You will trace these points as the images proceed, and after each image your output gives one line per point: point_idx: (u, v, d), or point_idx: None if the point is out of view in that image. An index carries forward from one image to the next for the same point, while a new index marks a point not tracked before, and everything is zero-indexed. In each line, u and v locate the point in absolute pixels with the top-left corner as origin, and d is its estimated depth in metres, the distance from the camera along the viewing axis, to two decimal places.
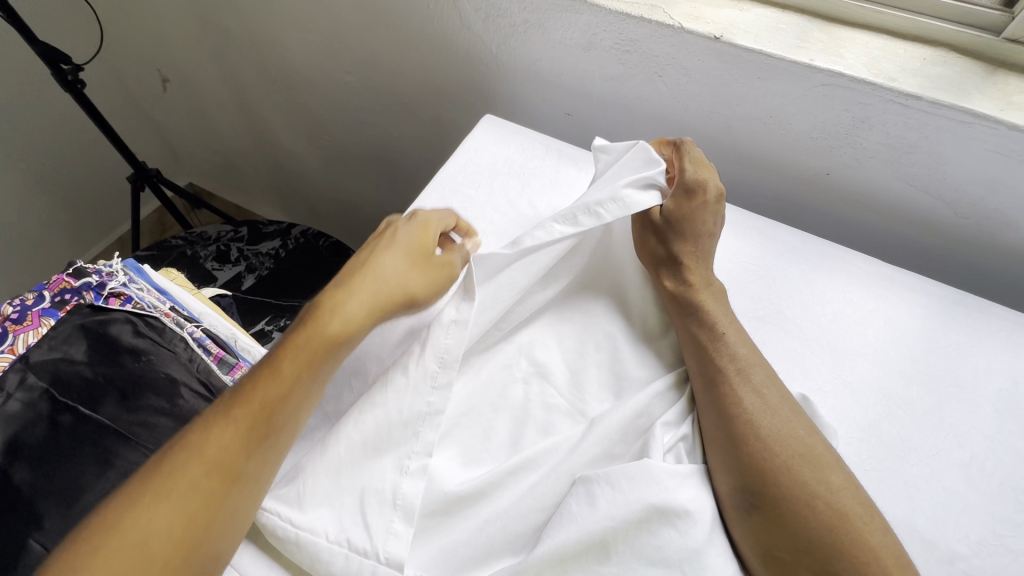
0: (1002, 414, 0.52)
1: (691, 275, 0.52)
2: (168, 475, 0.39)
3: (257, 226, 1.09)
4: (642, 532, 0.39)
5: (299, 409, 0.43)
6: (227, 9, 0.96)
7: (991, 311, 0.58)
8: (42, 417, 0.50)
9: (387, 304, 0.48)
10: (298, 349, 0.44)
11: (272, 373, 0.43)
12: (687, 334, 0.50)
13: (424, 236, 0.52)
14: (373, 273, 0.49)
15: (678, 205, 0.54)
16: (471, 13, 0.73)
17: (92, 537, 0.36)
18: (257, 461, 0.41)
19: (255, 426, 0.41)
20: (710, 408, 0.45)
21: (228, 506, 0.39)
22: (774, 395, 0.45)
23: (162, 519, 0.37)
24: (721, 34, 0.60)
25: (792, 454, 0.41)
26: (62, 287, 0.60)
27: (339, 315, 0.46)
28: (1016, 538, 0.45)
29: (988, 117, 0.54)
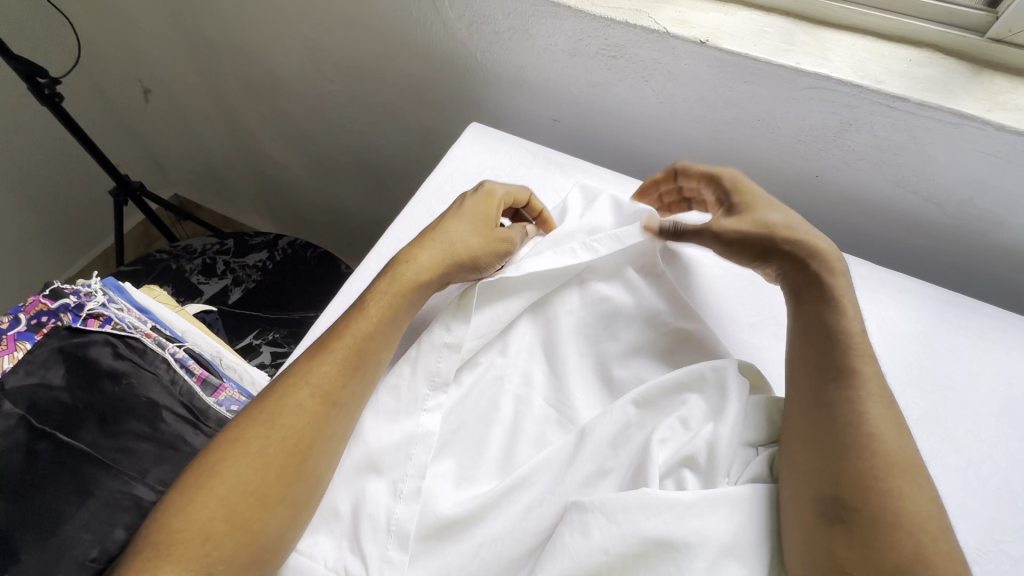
0: (997, 416, 0.51)
1: (821, 252, 0.49)
2: (282, 394, 0.45)
3: (243, 238, 1.08)
4: (639, 566, 0.38)
5: (380, 349, 0.49)
6: (207, 17, 0.94)
7: (981, 311, 0.58)
8: (19, 446, 0.48)
9: (450, 262, 0.53)
10: (381, 291, 0.51)
11: (361, 315, 0.50)
12: (817, 321, 0.47)
13: (485, 197, 0.58)
14: (439, 229, 0.55)
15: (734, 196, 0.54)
16: (455, 20, 0.72)
17: (224, 441, 0.43)
18: (351, 388, 0.47)
19: (346, 361, 0.47)
20: (831, 408, 0.43)
21: (326, 427, 0.45)
22: (894, 413, 0.43)
23: (277, 434, 0.43)
24: (707, 38, 0.60)
25: (907, 478, 0.40)
26: (38, 309, 0.58)
27: (411, 264, 0.52)
28: (1015, 544, 0.45)
29: (975, 117, 0.54)
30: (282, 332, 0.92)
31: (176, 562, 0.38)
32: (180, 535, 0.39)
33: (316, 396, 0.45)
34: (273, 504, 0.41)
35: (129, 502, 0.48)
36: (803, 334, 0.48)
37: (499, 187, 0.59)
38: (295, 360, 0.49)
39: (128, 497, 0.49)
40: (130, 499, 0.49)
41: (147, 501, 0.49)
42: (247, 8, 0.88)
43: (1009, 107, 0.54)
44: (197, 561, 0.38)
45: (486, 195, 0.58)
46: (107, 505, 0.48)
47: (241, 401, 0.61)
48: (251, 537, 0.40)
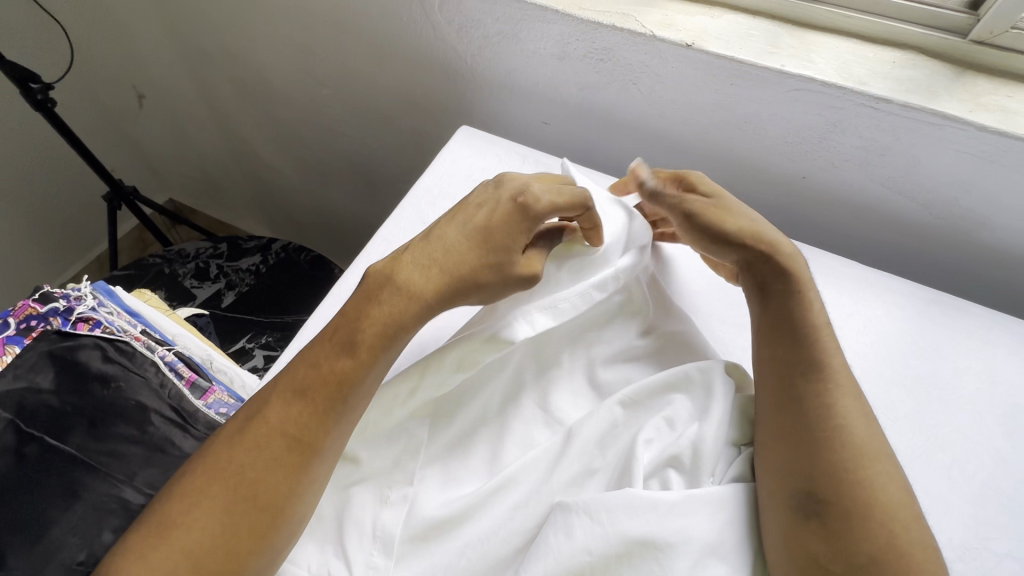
0: (981, 413, 0.52)
1: (772, 241, 0.49)
2: (255, 439, 0.41)
3: (236, 242, 1.08)
4: (623, 566, 0.39)
5: (362, 389, 0.44)
6: (199, 21, 0.94)
7: (966, 310, 0.58)
8: (8, 449, 0.48)
9: (450, 281, 0.45)
10: (365, 320, 0.44)
11: (346, 354, 0.43)
12: (780, 315, 0.48)
13: (514, 212, 0.47)
14: (454, 248, 0.46)
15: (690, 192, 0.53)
16: (444, 24, 0.73)
17: (193, 485, 0.41)
18: (331, 434, 0.42)
19: (323, 406, 0.42)
20: (805, 401, 0.44)
21: (302, 478, 0.41)
22: (864, 404, 0.44)
23: (246, 488, 0.40)
24: (693, 42, 0.60)
25: (879, 468, 0.41)
26: (27, 313, 0.58)
27: (411, 293, 0.45)
28: (1000, 541, 0.45)
29: (958, 118, 0.55)
30: (275, 336, 0.92)
31: None
32: None
33: (290, 444, 0.41)
34: (244, 558, 0.39)
35: (117, 505, 0.48)
36: (770, 329, 0.48)
37: (538, 197, 0.47)
38: (267, 394, 0.43)
39: (115, 500, 0.49)
40: (118, 502, 0.49)
41: (135, 505, 0.49)
42: (239, 13, 0.88)
43: (991, 108, 0.55)
44: None
45: (521, 208, 0.47)
46: (95, 509, 0.48)
47: (230, 403, 0.61)
48: None
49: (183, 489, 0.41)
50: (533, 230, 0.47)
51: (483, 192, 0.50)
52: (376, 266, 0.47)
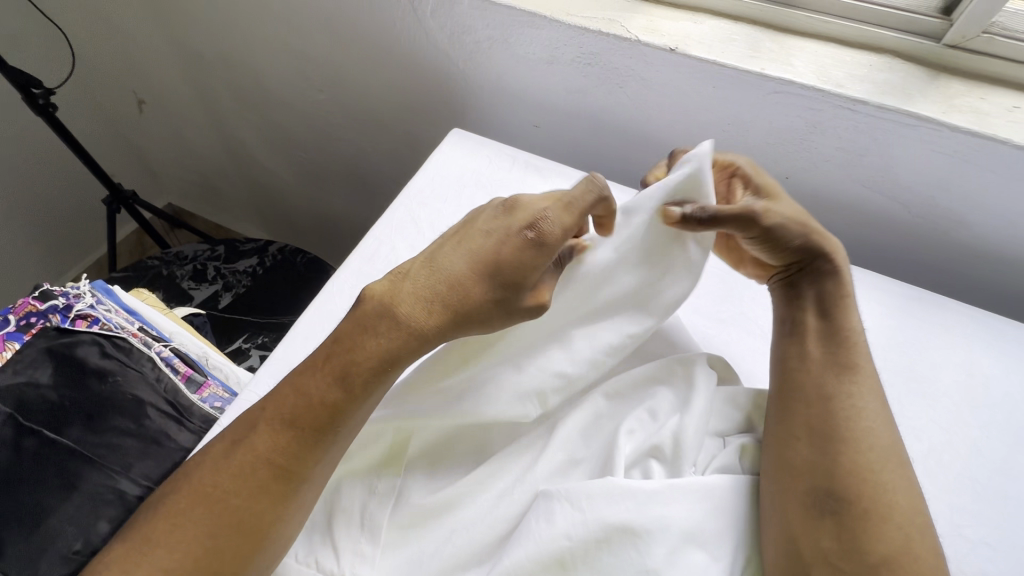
0: (958, 406, 0.53)
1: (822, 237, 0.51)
2: (241, 465, 0.41)
3: (234, 244, 1.09)
4: (602, 552, 0.40)
5: (354, 416, 0.42)
6: (198, 28, 0.96)
7: (944, 306, 0.60)
8: (6, 442, 0.50)
9: (455, 322, 0.43)
10: (363, 351, 0.42)
11: (338, 383, 0.42)
12: (828, 319, 0.49)
13: (529, 245, 0.43)
14: (460, 280, 0.43)
15: (754, 184, 0.53)
16: (436, 30, 0.75)
17: (180, 505, 0.41)
18: (318, 463, 0.42)
19: (312, 434, 0.41)
20: (836, 401, 0.46)
21: (288, 503, 0.41)
22: (885, 409, 0.46)
23: (230, 512, 0.40)
24: (676, 46, 0.62)
25: (896, 470, 0.43)
26: (27, 310, 0.60)
27: (410, 327, 0.42)
28: (973, 528, 0.47)
29: (932, 119, 0.56)
30: (271, 336, 0.93)
31: None
32: None
33: (277, 470, 0.41)
34: None
35: (112, 496, 0.49)
36: (817, 332, 0.49)
37: (553, 229, 0.44)
38: (256, 417, 0.43)
39: (111, 491, 0.50)
40: (113, 493, 0.50)
41: (130, 495, 0.50)
42: (238, 21, 0.90)
43: (964, 110, 0.57)
44: None
45: (535, 242, 0.43)
46: (90, 499, 0.49)
47: (226, 397, 0.61)
48: None
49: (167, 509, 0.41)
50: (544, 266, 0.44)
51: (493, 218, 0.46)
52: (375, 291, 0.44)
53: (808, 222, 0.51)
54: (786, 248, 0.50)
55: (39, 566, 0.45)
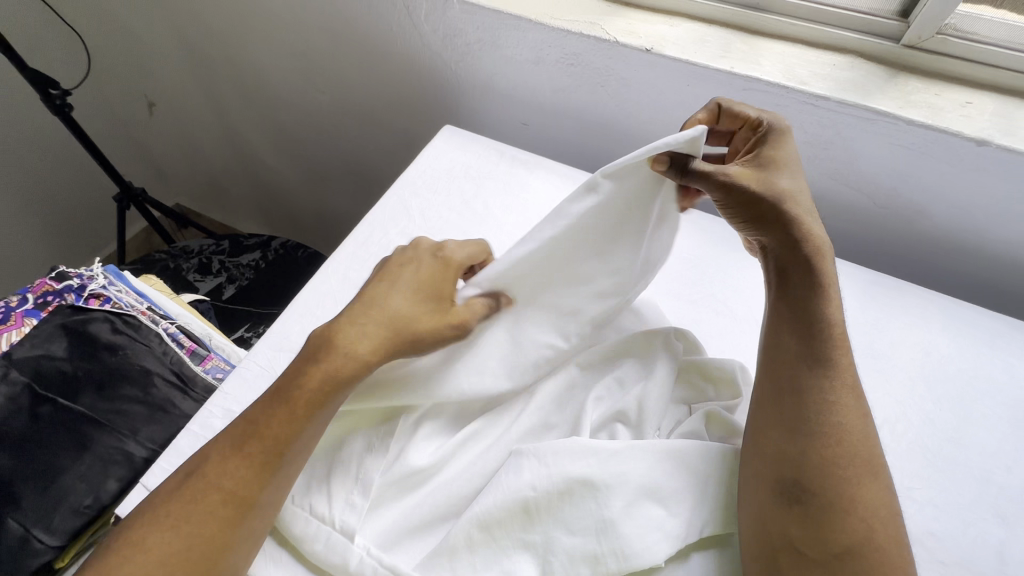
0: (914, 381, 0.57)
1: (808, 232, 0.49)
2: (194, 496, 0.43)
3: (238, 239, 1.14)
4: (564, 503, 0.44)
5: (304, 443, 0.46)
6: (207, 33, 1.02)
7: (904, 290, 0.63)
8: (24, 409, 0.54)
9: (392, 341, 0.48)
10: (309, 379, 0.46)
11: (284, 409, 0.45)
12: (808, 308, 0.48)
13: (441, 270, 0.53)
14: (387, 307, 0.49)
15: (764, 154, 0.51)
16: (430, 33, 0.79)
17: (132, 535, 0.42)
18: (270, 490, 0.44)
19: (265, 461, 0.44)
20: (810, 395, 0.45)
21: (241, 531, 0.43)
22: (861, 404, 0.46)
23: (182, 544, 0.41)
24: (652, 47, 0.66)
25: (866, 470, 0.43)
26: (45, 290, 0.64)
27: (353, 352, 0.47)
28: (922, 491, 0.50)
29: (889, 114, 0.60)
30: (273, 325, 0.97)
31: None
32: None
33: (230, 498, 0.43)
34: None
35: (121, 456, 0.54)
36: (786, 317, 0.48)
37: (455, 252, 0.54)
38: (208, 449, 0.45)
39: (120, 452, 0.54)
40: (122, 454, 0.54)
41: (137, 457, 0.54)
42: (245, 26, 0.95)
43: (919, 105, 0.61)
44: None
45: (441, 264, 0.53)
46: (101, 459, 0.53)
47: (226, 370, 0.64)
48: None
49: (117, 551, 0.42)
50: (452, 278, 0.52)
51: (402, 252, 0.54)
52: (318, 331, 0.49)
53: (793, 204, 0.49)
54: (759, 221, 0.49)
55: (53, 518, 0.50)
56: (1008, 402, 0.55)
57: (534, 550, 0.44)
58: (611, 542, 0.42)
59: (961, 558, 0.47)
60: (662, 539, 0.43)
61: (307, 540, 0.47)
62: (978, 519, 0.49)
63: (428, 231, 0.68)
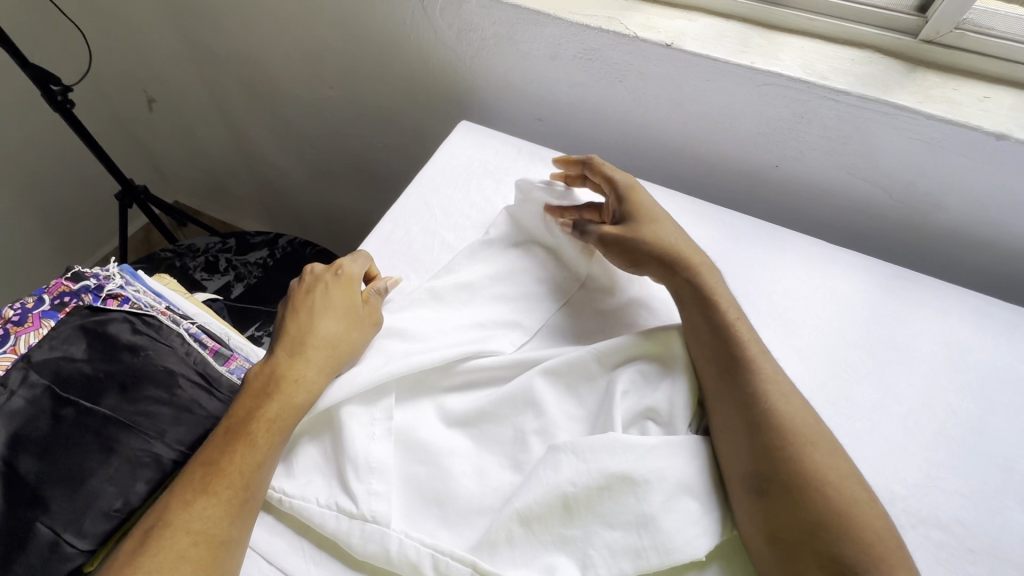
0: (935, 372, 0.58)
1: (691, 261, 0.55)
2: (156, 547, 0.42)
3: (244, 237, 1.13)
4: (602, 498, 0.44)
5: (267, 473, 0.48)
6: (210, 27, 1.00)
7: (924, 283, 0.64)
8: (46, 411, 0.53)
9: (332, 359, 0.53)
10: (256, 413, 0.49)
11: (242, 446, 0.47)
12: (705, 319, 0.52)
13: (347, 284, 0.58)
14: (311, 335, 0.54)
15: (626, 205, 0.59)
16: (444, 27, 0.79)
17: None
18: (240, 526, 0.45)
19: (233, 497, 0.45)
20: (734, 391, 0.47)
21: (216, 570, 0.43)
22: (786, 384, 0.48)
23: None
24: (672, 42, 0.66)
25: (808, 442, 0.44)
26: (61, 291, 0.63)
27: (299, 383, 0.51)
28: (948, 479, 0.51)
29: (909, 108, 0.61)
30: None
31: None
32: None
33: (200, 539, 0.43)
34: None
35: (149, 458, 0.53)
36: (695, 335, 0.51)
37: (352, 267, 0.60)
38: (163, 502, 0.45)
39: (148, 454, 0.54)
40: (150, 456, 0.54)
41: (166, 458, 0.54)
42: (252, 20, 0.94)
43: (939, 99, 0.61)
44: None
45: (342, 281, 0.58)
46: (129, 461, 0.53)
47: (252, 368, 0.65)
48: None
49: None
50: (353, 289, 0.58)
51: (296, 286, 0.59)
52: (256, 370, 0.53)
53: (665, 244, 0.56)
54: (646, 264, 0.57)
55: (84, 522, 0.49)
56: None
57: (572, 546, 0.44)
58: (653, 538, 0.42)
59: (990, 545, 0.48)
60: (701, 533, 0.43)
61: (340, 536, 0.46)
62: (1003, 507, 0.50)
63: (449, 227, 0.68)
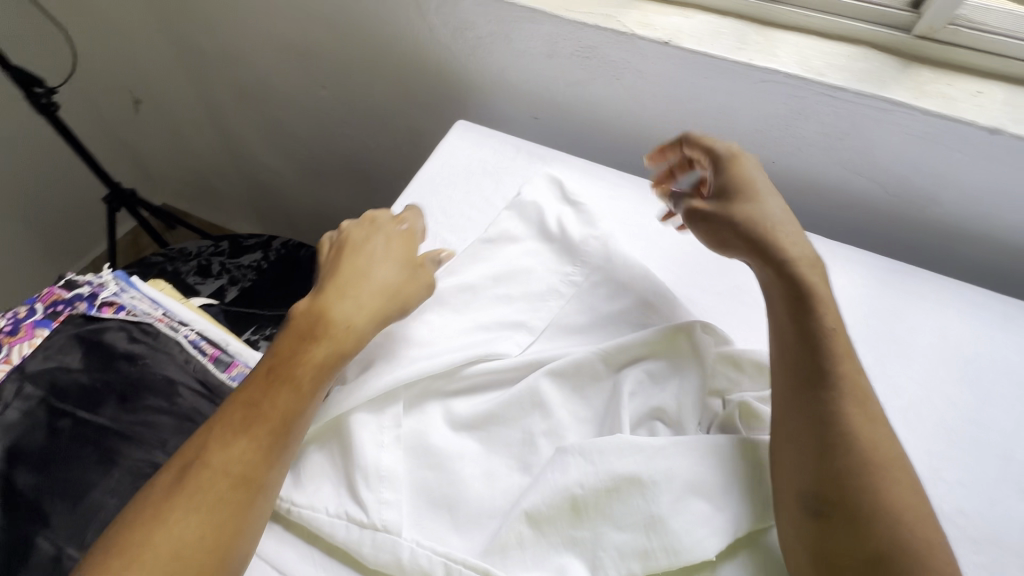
0: (933, 364, 0.58)
1: (787, 247, 0.50)
2: (196, 484, 0.43)
3: (237, 240, 1.11)
4: (611, 500, 0.44)
5: (307, 419, 0.49)
6: (198, 27, 0.98)
7: (921, 277, 0.65)
8: (42, 424, 0.52)
9: (388, 306, 0.55)
10: (304, 355, 0.50)
11: (287, 388, 0.48)
12: (794, 322, 0.48)
13: (405, 241, 0.62)
14: (375, 280, 0.56)
15: (726, 177, 0.55)
16: (439, 26, 0.78)
17: (126, 532, 0.41)
18: (276, 468, 0.46)
19: (274, 439, 0.46)
20: (811, 406, 0.44)
21: (252, 511, 0.44)
22: (872, 407, 0.45)
23: (191, 533, 0.41)
24: (670, 39, 0.66)
25: (884, 474, 0.42)
26: (53, 299, 0.62)
27: (346, 327, 0.52)
28: (949, 471, 0.52)
29: (905, 104, 0.61)
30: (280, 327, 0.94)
31: None
32: None
33: (239, 480, 0.44)
34: None
35: (151, 469, 0.52)
36: (780, 336, 0.49)
37: (413, 226, 0.64)
38: (204, 435, 0.46)
39: (149, 464, 0.53)
40: (151, 467, 0.53)
41: None
42: (242, 19, 0.92)
43: (934, 95, 0.62)
44: None
45: (405, 238, 0.62)
46: (130, 473, 0.52)
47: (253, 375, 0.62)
48: None
49: (114, 552, 0.40)
50: (411, 245, 0.61)
51: (356, 231, 0.61)
52: (304, 308, 0.54)
53: (762, 223, 0.52)
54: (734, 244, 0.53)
55: (86, 536, 0.48)
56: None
57: (583, 547, 0.44)
58: (663, 539, 0.43)
59: (991, 534, 0.48)
60: (713, 534, 0.43)
61: (351, 546, 0.46)
62: (1003, 496, 0.51)
63: (449, 228, 0.67)
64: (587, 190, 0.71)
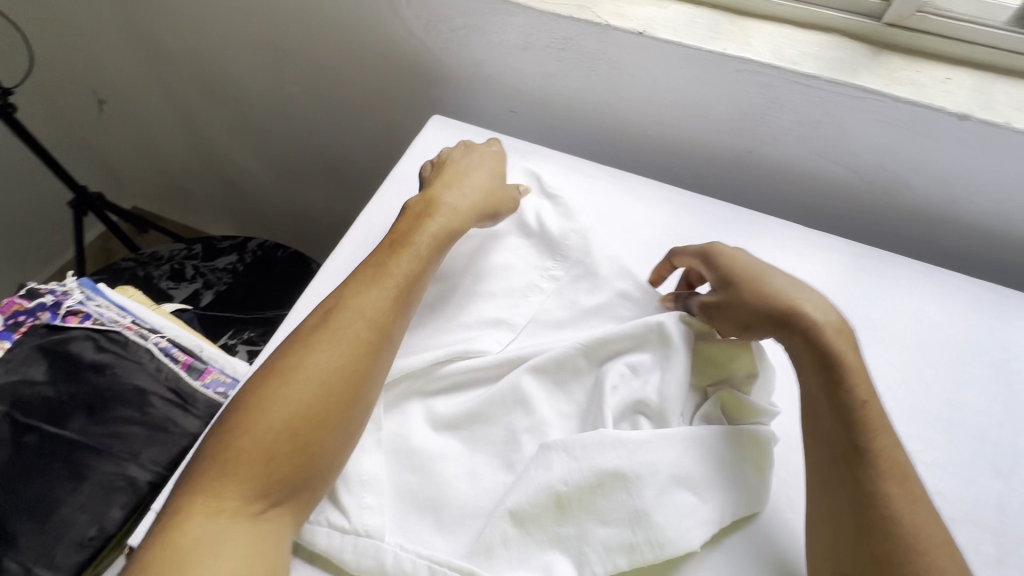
0: (909, 348, 0.59)
1: (814, 321, 0.48)
2: (337, 322, 0.48)
3: (212, 243, 1.08)
4: (596, 496, 0.44)
5: (425, 283, 0.54)
6: (162, 24, 0.95)
7: (896, 263, 0.66)
8: (8, 440, 0.51)
9: (485, 203, 0.61)
10: (422, 231, 0.56)
11: (409, 254, 0.54)
12: (827, 399, 0.46)
13: (495, 155, 0.67)
14: (475, 184, 0.62)
15: (725, 271, 0.53)
16: (412, 18, 0.77)
17: (283, 359, 0.47)
18: (401, 321, 0.51)
19: (400, 294, 0.51)
20: (846, 486, 0.42)
21: (383, 353, 0.49)
22: (914, 487, 0.42)
23: (336, 361, 0.46)
24: (644, 30, 0.66)
25: (928, 561, 0.39)
26: (14, 309, 0.59)
27: (453, 213, 0.58)
28: (926, 452, 0.53)
29: (877, 91, 0.62)
30: (258, 330, 0.92)
31: (241, 479, 0.42)
32: (243, 458, 0.42)
33: (372, 324, 0.49)
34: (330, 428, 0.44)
35: (123, 482, 0.51)
36: (812, 413, 0.46)
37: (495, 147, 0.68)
38: (340, 290, 0.51)
39: (122, 478, 0.51)
40: (124, 480, 0.51)
41: (141, 481, 0.51)
42: (207, 15, 0.90)
43: (904, 82, 0.62)
44: (260, 478, 0.42)
45: (496, 154, 0.67)
46: (102, 487, 0.50)
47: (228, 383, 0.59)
48: (311, 458, 0.44)
49: (268, 373, 0.46)
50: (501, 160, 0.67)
51: (456, 147, 0.67)
52: (418, 200, 0.60)
53: (780, 302, 0.49)
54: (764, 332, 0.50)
55: (56, 554, 0.47)
56: (995, 362, 0.59)
57: (568, 544, 0.44)
58: (645, 532, 0.43)
59: (966, 512, 0.50)
60: (695, 525, 0.44)
61: (332, 553, 0.45)
62: (978, 475, 0.52)
63: None
64: (566, 184, 0.70)
